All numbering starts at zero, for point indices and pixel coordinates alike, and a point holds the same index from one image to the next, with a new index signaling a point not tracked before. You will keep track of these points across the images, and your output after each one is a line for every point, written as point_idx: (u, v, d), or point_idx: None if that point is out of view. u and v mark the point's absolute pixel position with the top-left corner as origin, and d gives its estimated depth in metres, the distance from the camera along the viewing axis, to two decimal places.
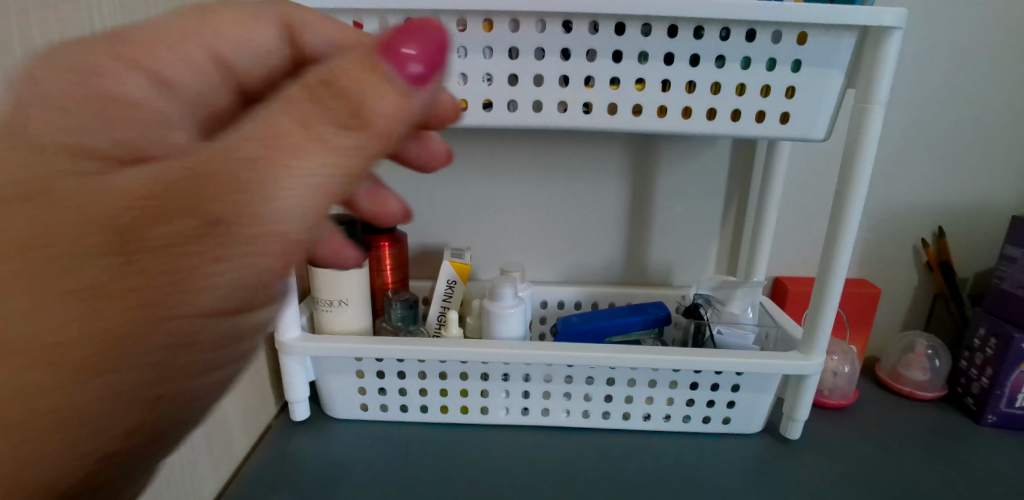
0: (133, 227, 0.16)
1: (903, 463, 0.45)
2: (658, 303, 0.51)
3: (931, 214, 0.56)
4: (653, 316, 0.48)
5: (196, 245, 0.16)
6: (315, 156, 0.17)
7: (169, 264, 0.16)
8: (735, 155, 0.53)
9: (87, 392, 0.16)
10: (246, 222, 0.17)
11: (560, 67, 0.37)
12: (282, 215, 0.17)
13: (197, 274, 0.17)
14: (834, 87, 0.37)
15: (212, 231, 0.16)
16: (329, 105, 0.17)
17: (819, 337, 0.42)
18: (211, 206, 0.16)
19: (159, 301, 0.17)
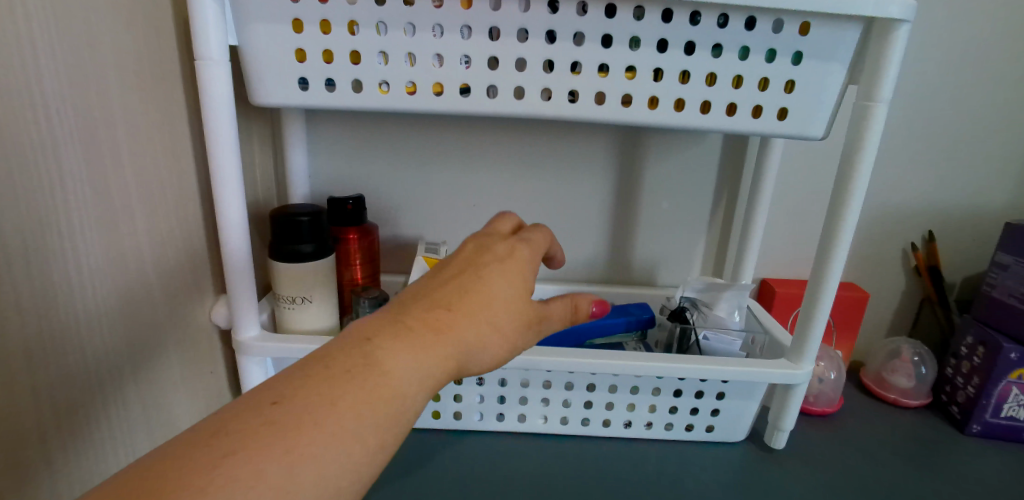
0: (411, 321, 0.22)
1: (889, 473, 0.44)
2: (641, 305, 0.49)
3: (922, 217, 0.55)
4: (636, 318, 0.46)
5: (444, 323, 0.22)
6: (516, 292, 0.25)
7: (421, 344, 0.21)
8: (726, 151, 0.51)
9: (329, 438, 0.18)
10: (475, 324, 0.23)
11: (544, 50, 0.34)
12: (497, 305, 0.24)
13: (440, 341, 0.22)
14: (835, 82, 0.35)
15: (447, 318, 0.23)
16: (531, 265, 0.27)
17: (808, 345, 0.40)
18: (460, 312, 0.23)
19: (413, 367, 0.21)
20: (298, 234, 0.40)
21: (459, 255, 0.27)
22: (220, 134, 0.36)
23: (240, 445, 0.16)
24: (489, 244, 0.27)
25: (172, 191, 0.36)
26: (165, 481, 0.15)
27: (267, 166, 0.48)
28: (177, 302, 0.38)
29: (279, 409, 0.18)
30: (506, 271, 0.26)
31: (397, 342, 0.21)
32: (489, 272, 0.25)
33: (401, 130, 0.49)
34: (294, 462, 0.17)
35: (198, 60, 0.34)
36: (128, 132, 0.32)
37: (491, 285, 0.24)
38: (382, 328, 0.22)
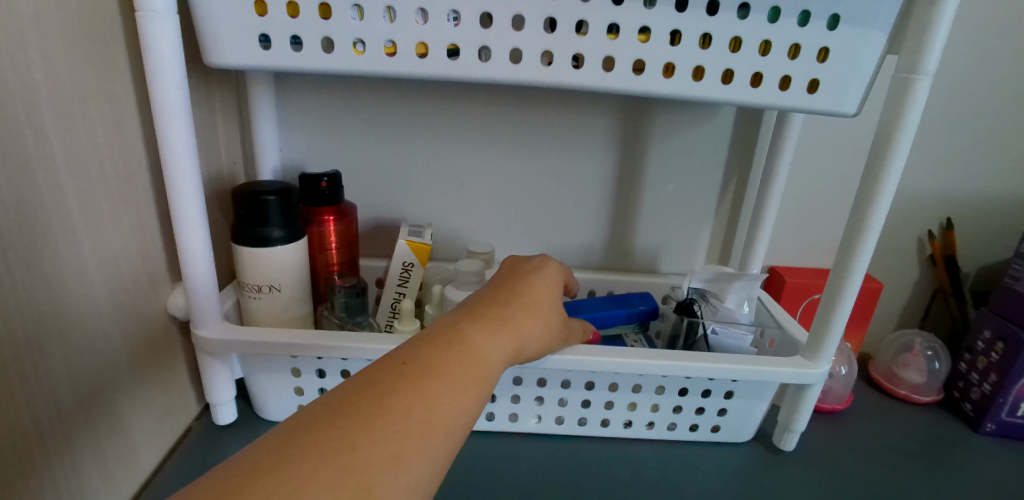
0: (487, 311, 0.26)
1: (902, 475, 0.41)
2: (642, 294, 0.45)
3: (941, 203, 0.51)
4: (638, 310, 0.42)
5: (511, 312, 0.27)
6: (556, 304, 0.31)
7: (504, 326, 0.26)
8: (738, 129, 0.46)
9: (454, 389, 0.21)
10: (534, 320, 0.28)
11: (545, 6, 0.29)
12: (546, 307, 0.30)
13: (514, 326, 0.26)
14: (873, 52, 0.31)
15: (516, 312, 0.27)
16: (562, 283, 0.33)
17: (826, 342, 0.37)
18: (522, 309, 0.28)
19: (500, 342, 0.25)
20: (263, 215, 0.35)
21: (506, 271, 0.32)
22: (168, 99, 0.30)
23: (387, 392, 0.20)
24: (527, 264, 0.33)
25: (111, 163, 0.31)
26: (337, 423, 0.18)
27: (232, 138, 0.43)
28: (123, 291, 0.33)
29: (408, 367, 0.21)
30: (549, 284, 0.32)
31: (484, 324, 0.25)
32: (539, 283, 0.31)
33: (382, 100, 0.45)
34: (432, 406, 0.20)
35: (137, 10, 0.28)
36: (51, 95, 0.27)
37: (541, 293, 0.30)
38: (468, 315, 0.26)
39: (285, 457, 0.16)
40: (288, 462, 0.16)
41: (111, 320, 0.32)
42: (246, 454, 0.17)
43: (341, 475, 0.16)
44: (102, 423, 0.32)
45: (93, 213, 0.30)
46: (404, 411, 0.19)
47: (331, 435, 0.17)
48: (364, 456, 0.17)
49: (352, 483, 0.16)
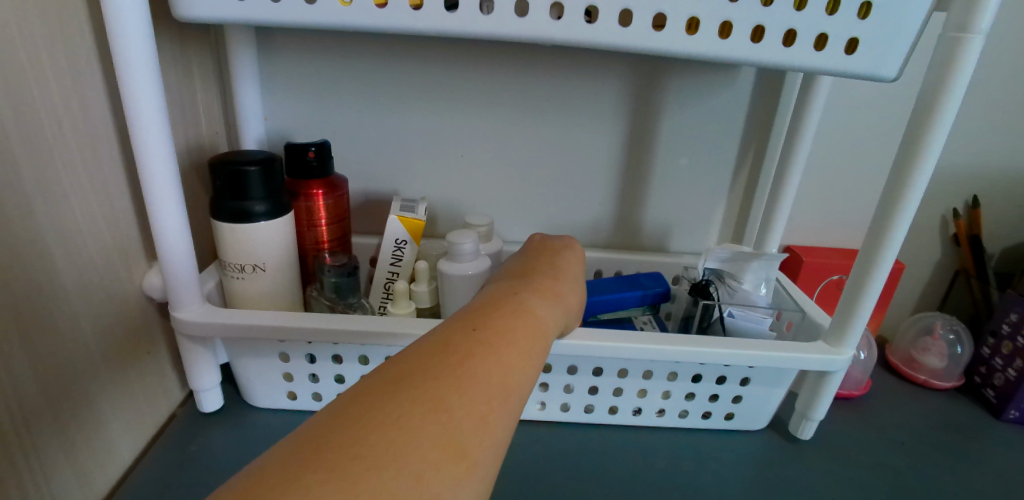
0: (532, 284, 0.26)
1: (923, 464, 0.39)
2: (656, 277, 0.42)
3: (968, 179, 0.49)
4: (650, 292, 0.40)
5: (558, 289, 0.26)
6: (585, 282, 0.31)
7: (550, 300, 0.25)
8: (758, 97, 0.43)
9: (524, 355, 0.20)
10: (570, 296, 0.28)
11: None
12: (579, 284, 0.29)
13: (560, 300, 0.26)
14: (921, 5, 0.27)
15: (556, 286, 0.27)
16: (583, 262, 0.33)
17: (851, 327, 0.34)
18: (561, 285, 0.27)
19: (551, 314, 0.24)
20: (243, 189, 0.32)
21: (531, 249, 0.31)
22: (130, 54, 0.27)
23: (466, 354, 0.19)
24: (549, 241, 0.33)
25: (69, 125, 0.28)
26: (425, 382, 0.17)
27: (212, 104, 0.40)
28: (87, 266, 0.30)
29: (477, 331, 0.20)
30: (576, 262, 0.31)
31: (534, 296, 0.24)
32: (569, 262, 0.30)
33: (374, 64, 0.41)
34: (507, 371, 0.19)
35: None
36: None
37: (572, 271, 0.30)
38: (516, 288, 0.25)
39: (380, 419, 0.15)
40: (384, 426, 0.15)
41: (77, 302, 0.29)
42: (329, 418, 0.15)
43: (439, 436, 0.16)
44: (67, 406, 0.29)
45: (47, 179, 0.27)
46: (485, 374, 0.18)
47: (421, 396, 0.16)
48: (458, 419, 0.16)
49: (452, 445, 0.16)
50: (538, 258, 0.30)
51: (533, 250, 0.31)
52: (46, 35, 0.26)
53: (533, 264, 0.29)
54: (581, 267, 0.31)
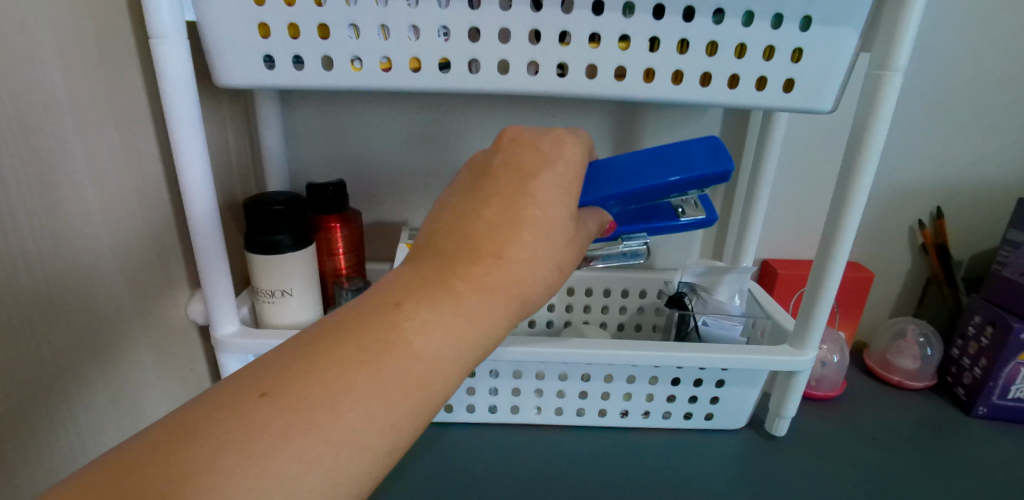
0: (478, 247, 0.24)
1: (892, 458, 0.43)
2: (716, 146, 0.29)
3: (932, 192, 0.52)
4: (696, 174, 0.28)
5: (485, 257, 0.24)
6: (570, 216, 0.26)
7: (497, 273, 0.24)
8: (727, 127, 0.48)
9: (367, 378, 0.20)
10: (538, 245, 0.25)
11: (529, 19, 0.31)
12: (532, 218, 0.25)
13: (479, 276, 0.24)
14: (846, 50, 0.32)
15: (512, 250, 0.24)
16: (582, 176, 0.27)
17: (812, 331, 0.38)
18: (526, 238, 0.24)
19: (445, 307, 0.23)
20: (273, 224, 0.37)
21: (501, 160, 0.27)
22: (181, 118, 0.33)
23: (294, 384, 0.20)
24: (528, 143, 0.28)
25: (128, 178, 0.34)
26: (331, 382, 0.20)
27: (242, 150, 0.45)
28: (144, 293, 0.36)
29: (393, 328, 0.22)
30: (554, 185, 0.26)
31: (476, 276, 0.24)
32: (540, 186, 0.26)
33: (382, 109, 0.47)
34: (343, 395, 0.20)
35: (150, 37, 0.31)
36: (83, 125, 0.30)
37: (545, 204, 0.25)
38: (451, 263, 0.24)
39: (290, 413, 0.19)
40: (294, 420, 0.19)
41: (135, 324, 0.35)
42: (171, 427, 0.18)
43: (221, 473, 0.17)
44: (129, 417, 0.35)
45: (113, 225, 0.32)
46: (312, 402, 0.19)
47: (253, 410, 0.19)
48: (366, 418, 0.20)
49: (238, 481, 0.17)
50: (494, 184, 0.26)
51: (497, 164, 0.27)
52: (114, 104, 0.32)
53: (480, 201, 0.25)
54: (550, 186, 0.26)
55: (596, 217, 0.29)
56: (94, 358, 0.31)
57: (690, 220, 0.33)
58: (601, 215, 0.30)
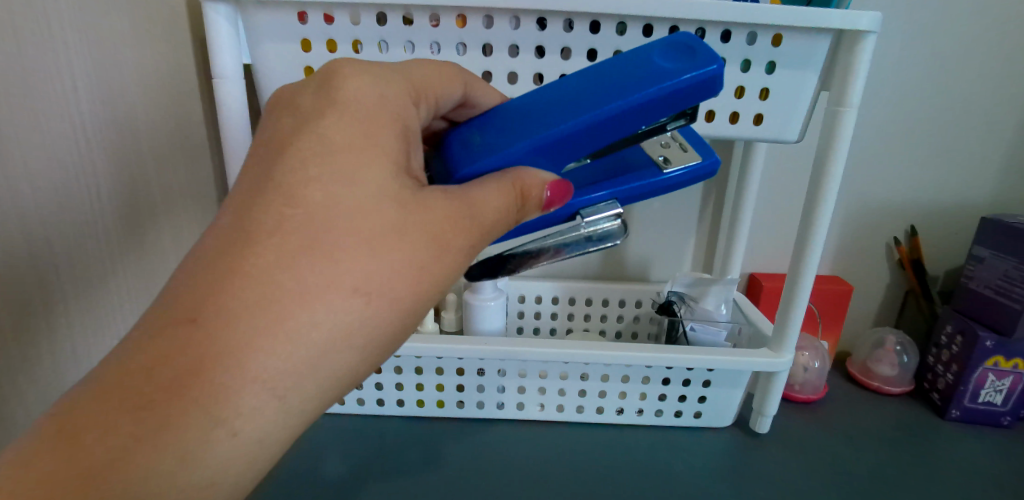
0: (248, 253, 0.20)
1: (866, 454, 0.47)
2: (691, 46, 0.25)
3: (905, 212, 0.57)
4: (663, 88, 0.24)
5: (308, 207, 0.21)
6: (378, 185, 0.22)
7: (290, 277, 0.20)
8: (714, 153, 0.53)
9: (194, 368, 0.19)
10: (351, 230, 0.21)
11: (533, 64, 0.36)
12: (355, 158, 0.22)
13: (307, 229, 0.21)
14: (807, 90, 0.37)
15: (308, 242, 0.20)
16: (393, 132, 0.23)
17: (788, 335, 0.42)
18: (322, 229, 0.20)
19: (265, 273, 0.20)
20: None
21: (267, 134, 0.23)
22: (236, 147, 0.38)
23: (126, 386, 0.19)
24: (305, 101, 0.23)
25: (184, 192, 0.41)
26: (142, 418, 0.19)
27: None
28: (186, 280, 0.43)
29: (174, 374, 0.19)
30: (315, 154, 0.21)
31: (256, 288, 0.20)
32: (322, 168, 0.21)
33: None
34: (171, 388, 0.19)
35: (214, 78, 0.37)
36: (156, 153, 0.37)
37: (326, 182, 0.21)
38: (257, 250, 0.20)
39: (112, 464, 0.18)
40: (123, 464, 0.18)
41: None
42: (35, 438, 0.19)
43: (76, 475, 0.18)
44: None
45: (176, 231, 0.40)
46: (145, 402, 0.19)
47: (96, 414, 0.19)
48: (213, 437, 0.19)
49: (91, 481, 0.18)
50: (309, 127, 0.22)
51: (316, 106, 0.23)
52: (176, 133, 0.39)
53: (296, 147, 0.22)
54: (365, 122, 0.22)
55: (512, 176, 0.24)
56: None
57: (671, 176, 0.29)
58: (535, 172, 0.25)
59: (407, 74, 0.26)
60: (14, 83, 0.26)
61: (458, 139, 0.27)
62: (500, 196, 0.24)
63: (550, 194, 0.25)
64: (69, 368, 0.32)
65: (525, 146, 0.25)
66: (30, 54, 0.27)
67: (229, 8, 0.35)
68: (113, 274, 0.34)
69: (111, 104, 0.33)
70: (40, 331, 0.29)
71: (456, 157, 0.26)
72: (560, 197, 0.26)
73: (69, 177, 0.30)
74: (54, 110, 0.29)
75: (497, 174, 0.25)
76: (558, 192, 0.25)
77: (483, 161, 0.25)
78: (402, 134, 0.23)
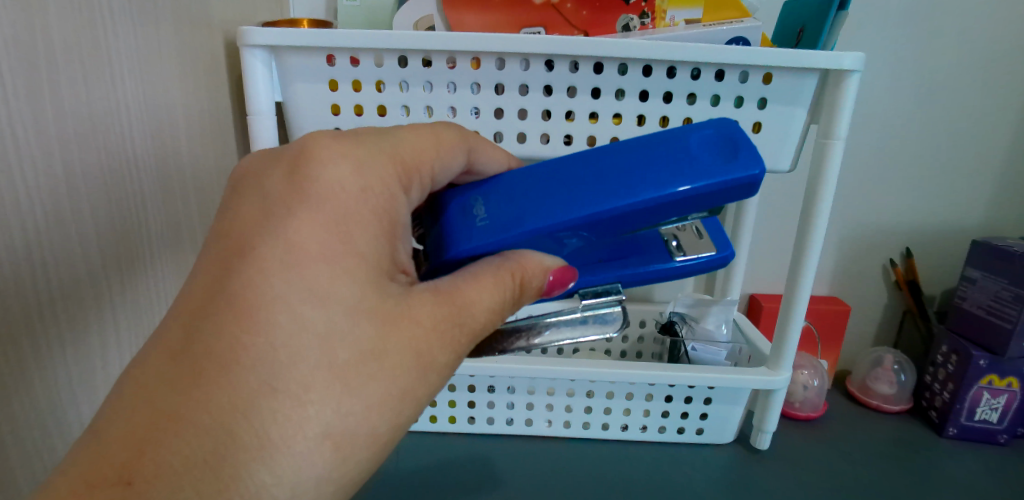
0: (223, 362, 0.20)
1: (865, 469, 0.48)
2: (734, 141, 0.24)
3: (900, 235, 0.59)
4: (683, 190, 0.24)
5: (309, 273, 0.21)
6: (357, 294, 0.21)
7: (272, 389, 0.20)
8: None
9: (210, 412, 0.20)
10: (330, 344, 0.21)
11: (542, 101, 0.39)
12: (354, 230, 0.22)
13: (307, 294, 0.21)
14: (797, 124, 0.39)
15: (288, 355, 0.20)
16: (376, 233, 0.23)
17: (785, 354, 0.44)
18: (302, 343, 0.20)
19: (267, 341, 0.20)
20: None
21: (238, 220, 0.22)
22: None
23: (150, 421, 0.19)
24: (278, 190, 0.22)
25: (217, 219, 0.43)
26: (167, 453, 0.19)
27: None
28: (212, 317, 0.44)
29: (196, 414, 0.19)
30: (303, 251, 0.21)
31: (235, 400, 0.20)
32: (295, 279, 0.21)
33: None
34: (189, 428, 0.19)
35: (249, 114, 0.39)
36: (195, 185, 0.39)
37: (297, 294, 0.21)
38: (263, 307, 0.20)
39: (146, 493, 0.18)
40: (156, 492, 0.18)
41: None
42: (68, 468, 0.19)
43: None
44: None
45: None
46: (166, 441, 0.19)
47: (122, 447, 0.19)
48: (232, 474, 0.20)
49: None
50: (306, 189, 0.22)
51: (313, 171, 0.22)
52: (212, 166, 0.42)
53: (293, 209, 0.22)
54: (363, 191, 0.23)
55: (511, 266, 0.25)
56: None
57: (686, 263, 0.29)
58: (538, 260, 0.25)
59: (392, 151, 0.25)
60: (83, 125, 0.29)
61: (461, 206, 0.27)
62: (492, 294, 0.24)
63: (552, 280, 0.26)
64: (109, 350, 0.33)
65: (531, 230, 0.25)
66: (93, 97, 0.29)
67: (265, 53, 0.38)
68: (152, 265, 0.36)
69: (160, 140, 0.35)
70: (90, 356, 0.31)
71: (458, 228, 0.27)
72: (559, 282, 0.27)
73: (118, 207, 0.32)
74: (110, 147, 0.31)
75: (495, 259, 0.25)
76: (559, 278, 0.26)
77: (485, 238, 0.26)
78: (385, 231, 0.23)
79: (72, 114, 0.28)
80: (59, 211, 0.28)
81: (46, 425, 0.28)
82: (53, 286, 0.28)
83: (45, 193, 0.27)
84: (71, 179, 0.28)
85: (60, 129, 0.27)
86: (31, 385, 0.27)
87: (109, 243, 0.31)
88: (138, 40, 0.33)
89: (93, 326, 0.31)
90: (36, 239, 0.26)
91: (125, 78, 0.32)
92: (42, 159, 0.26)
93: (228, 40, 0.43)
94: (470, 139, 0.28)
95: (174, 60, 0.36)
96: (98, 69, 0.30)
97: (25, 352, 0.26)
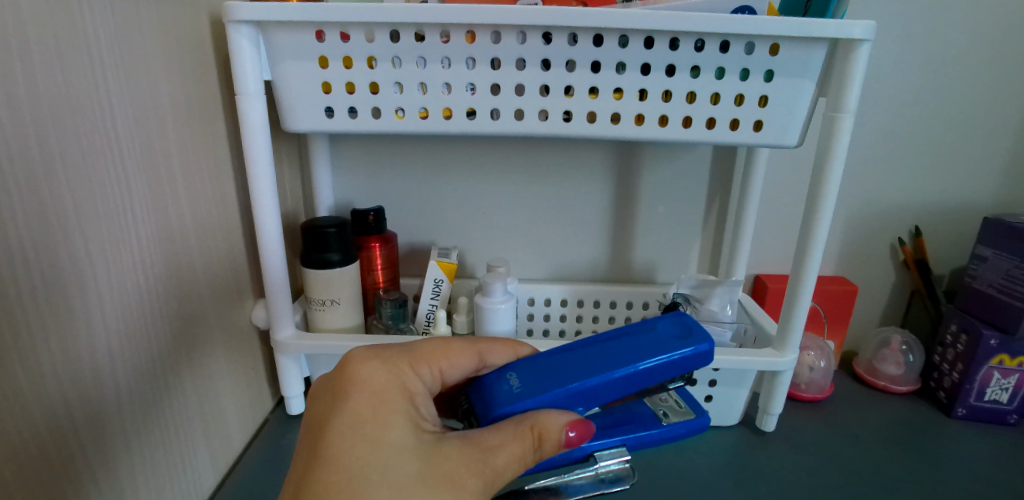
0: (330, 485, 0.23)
1: (873, 452, 0.47)
2: (688, 327, 0.31)
3: (908, 213, 0.58)
4: (662, 358, 0.29)
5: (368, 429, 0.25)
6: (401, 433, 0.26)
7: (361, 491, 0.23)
8: (717, 159, 0.55)
9: None
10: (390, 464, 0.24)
11: (540, 77, 0.38)
12: (395, 412, 0.27)
13: (371, 449, 0.25)
14: (805, 96, 0.38)
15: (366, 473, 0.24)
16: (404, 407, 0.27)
17: (792, 333, 0.43)
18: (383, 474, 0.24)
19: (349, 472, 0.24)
20: (325, 244, 0.44)
21: (310, 406, 0.27)
22: (258, 160, 0.40)
23: None
24: (326, 380, 0.28)
25: (213, 206, 0.41)
26: None
27: (296, 183, 0.55)
28: (213, 352, 0.42)
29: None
30: (360, 412, 0.26)
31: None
32: (356, 431, 0.25)
33: (419, 150, 0.56)
34: None
35: (236, 94, 0.38)
36: (187, 169, 0.38)
37: (359, 440, 0.25)
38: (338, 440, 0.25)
39: None
40: None
41: (217, 326, 0.42)
42: None
43: None
44: (207, 409, 0.42)
45: (206, 243, 0.41)
46: None
47: None
48: None
49: None
50: (349, 380, 0.27)
51: (354, 376, 0.28)
52: (206, 150, 0.40)
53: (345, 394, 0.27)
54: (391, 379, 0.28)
55: (531, 420, 0.27)
56: (187, 360, 0.39)
57: (673, 427, 0.32)
58: (555, 415, 0.27)
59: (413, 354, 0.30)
60: (57, 102, 0.27)
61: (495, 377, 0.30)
62: (510, 446, 0.26)
63: (570, 435, 0.27)
64: (97, 352, 0.30)
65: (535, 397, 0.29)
66: (70, 72, 0.28)
67: (252, 30, 0.37)
68: (143, 254, 0.34)
69: (143, 120, 0.33)
70: (81, 354, 0.29)
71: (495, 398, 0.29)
72: (580, 437, 0.28)
73: (104, 190, 0.30)
74: (92, 130, 0.29)
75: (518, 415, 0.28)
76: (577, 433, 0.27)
77: (525, 403, 0.28)
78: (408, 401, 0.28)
79: (45, 90, 0.26)
80: (36, 193, 0.26)
81: (37, 427, 0.26)
82: (33, 274, 0.26)
83: (18, 171, 0.25)
84: (48, 159, 0.26)
85: (32, 109, 0.25)
86: (18, 386, 0.25)
87: (94, 229, 0.30)
88: (116, 18, 0.31)
89: (79, 317, 0.29)
90: (13, 224, 0.24)
91: (102, 52, 0.30)
92: (15, 142, 0.24)
93: (214, 17, 0.42)
94: (480, 343, 0.33)
95: (155, 36, 0.35)
96: (73, 42, 0.28)
97: (8, 346, 0.24)
